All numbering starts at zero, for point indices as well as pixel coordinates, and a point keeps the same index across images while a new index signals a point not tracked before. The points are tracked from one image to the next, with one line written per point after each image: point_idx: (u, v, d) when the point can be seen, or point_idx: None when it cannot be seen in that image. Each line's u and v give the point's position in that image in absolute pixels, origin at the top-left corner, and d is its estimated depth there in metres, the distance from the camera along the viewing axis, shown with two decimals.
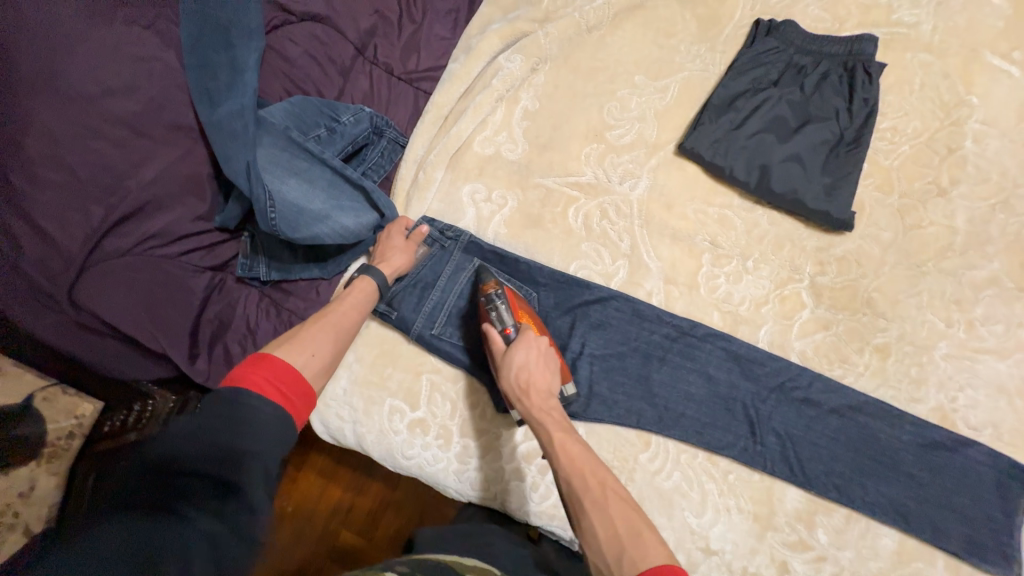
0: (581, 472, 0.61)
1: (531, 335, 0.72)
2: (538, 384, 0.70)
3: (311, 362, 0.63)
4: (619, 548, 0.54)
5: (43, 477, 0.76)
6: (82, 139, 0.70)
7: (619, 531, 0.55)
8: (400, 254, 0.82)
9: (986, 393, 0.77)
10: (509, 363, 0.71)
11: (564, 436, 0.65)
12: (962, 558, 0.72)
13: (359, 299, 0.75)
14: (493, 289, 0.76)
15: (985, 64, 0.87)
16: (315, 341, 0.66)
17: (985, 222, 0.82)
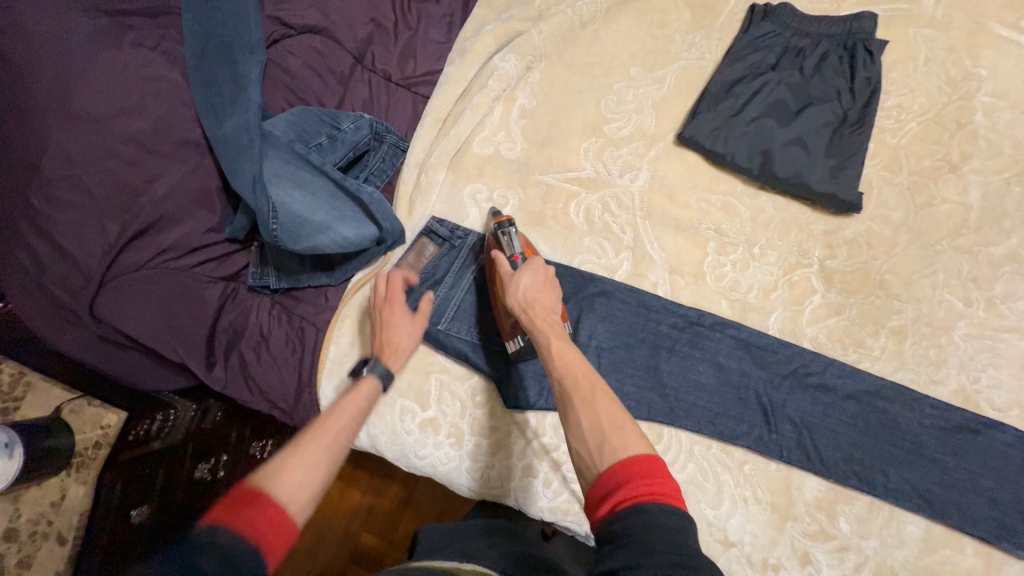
0: (573, 373, 0.57)
1: (538, 258, 0.71)
2: (543, 301, 0.66)
3: (297, 497, 0.46)
4: (600, 441, 0.51)
5: (73, 486, 0.78)
6: (96, 159, 0.73)
7: (604, 431, 0.51)
8: (407, 334, 0.69)
9: (1010, 373, 0.75)
10: (514, 282, 0.67)
11: (562, 342, 0.60)
12: (993, 543, 0.70)
13: (363, 398, 0.59)
14: (505, 220, 0.76)
15: (992, 34, 0.84)
16: (308, 457, 0.50)
17: (1000, 196, 0.80)
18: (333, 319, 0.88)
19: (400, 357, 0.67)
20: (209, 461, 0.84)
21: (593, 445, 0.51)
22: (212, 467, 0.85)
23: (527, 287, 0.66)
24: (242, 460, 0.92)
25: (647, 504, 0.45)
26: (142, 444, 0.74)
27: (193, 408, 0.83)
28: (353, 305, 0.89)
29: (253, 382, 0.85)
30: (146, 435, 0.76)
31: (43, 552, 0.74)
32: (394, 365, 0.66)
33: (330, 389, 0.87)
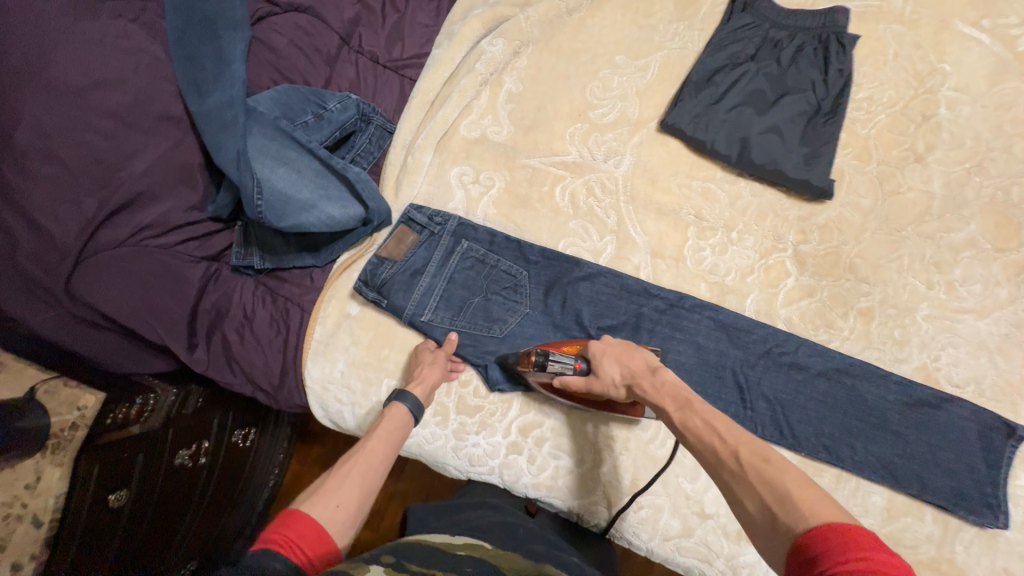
0: (714, 440, 0.55)
1: (594, 347, 0.73)
2: (634, 367, 0.69)
3: (335, 518, 0.54)
4: (769, 515, 0.48)
5: (48, 470, 0.63)
6: (73, 130, 0.71)
7: (773, 509, 0.48)
8: (431, 368, 0.78)
9: (967, 351, 0.79)
10: (607, 384, 0.70)
11: (684, 409, 0.60)
12: (949, 511, 0.74)
13: (391, 428, 0.67)
14: (535, 357, 0.72)
15: (955, 32, 0.89)
16: (341, 488, 0.57)
17: (961, 186, 0.84)
18: (318, 299, 0.88)
19: (424, 387, 0.76)
20: (190, 448, 0.81)
21: (767, 520, 0.48)
22: (193, 454, 0.81)
23: (618, 374, 0.70)
24: (222, 448, 0.89)
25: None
26: (119, 429, 0.69)
27: (174, 392, 0.80)
28: (339, 286, 0.89)
29: (236, 364, 0.84)
30: (126, 419, 0.70)
31: (16, 535, 0.59)
32: (420, 395, 0.74)
33: (315, 369, 0.87)
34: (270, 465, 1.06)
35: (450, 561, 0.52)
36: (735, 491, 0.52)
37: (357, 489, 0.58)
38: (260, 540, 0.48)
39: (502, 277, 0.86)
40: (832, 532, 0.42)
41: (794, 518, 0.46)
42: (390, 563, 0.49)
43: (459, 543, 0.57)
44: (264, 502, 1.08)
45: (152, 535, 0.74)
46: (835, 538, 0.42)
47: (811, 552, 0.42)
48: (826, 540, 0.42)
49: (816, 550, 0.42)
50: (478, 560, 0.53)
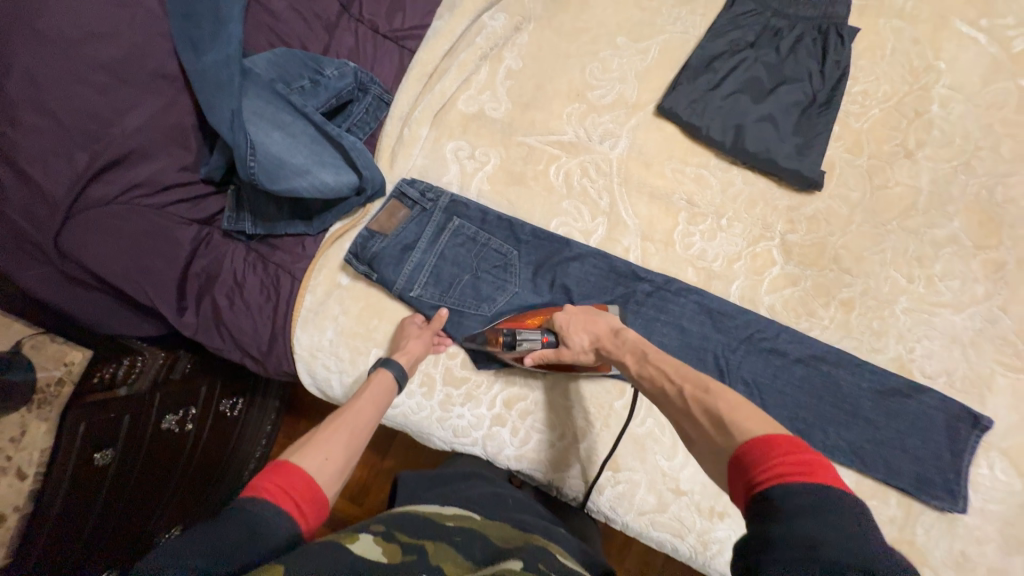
0: (664, 381, 0.62)
1: (558, 319, 0.76)
2: (599, 329, 0.73)
3: (324, 469, 0.56)
4: (708, 440, 0.53)
5: (34, 425, 0.60)
6: (63, 82, 0.70)
7: (711, 433, 0.53)
8: (415, 341, 0.80)
9: (941, 343, 0.81)
10: (577, 351, 0.74)
11: (641, 360, 0.66)
12: (913, 495, 0.77)
13: (377, 392, 0.70)
14: (503, 337, 0.78)
15: (953, 30, 0.89)
16: (330, 443, 0.59)
17: (948, 183, 0.85)
18: (309, 268, 0.88)
19: (411, 359, 0.77)
20: (177, 413, 0.81)
21: (708, 443, 0.53)
22: (179, 419, 0.81)
23: (586, 339, 0.73)
24: (209, 416, 0.89)
25: (793, 483, 0.43)
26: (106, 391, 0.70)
27: (162, 357, 0.81)
28: (330, 255, 0.90)
29: (225, 329, 0.84)
30: (111, 381, 0.71)
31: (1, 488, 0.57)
32: (406, 364, 0.76)
33: (304, 337, 0.87)
34: (257, 437, 1.07)
35: (440, 530, 0.53)
36: (684, 425, 0.57)
37: (344, 444, 0.60)
38: (251, 487, 0.50)
39: (492, 254, 0.87)
40: (766, 443, 0.47)
41: (730, 438, 0.51)
42: (380, 532, 0.50)
43: (448, 513, 0.58)
44: (251, 471, 1.09)
45: (138, 496, 0.75)
46: (767, 448, 0.47)
47: (747, 462, 0.47)
48: (759, 451, 0.47)
49: (752, 459, 0.47)
50: (467, 530, 0.54)
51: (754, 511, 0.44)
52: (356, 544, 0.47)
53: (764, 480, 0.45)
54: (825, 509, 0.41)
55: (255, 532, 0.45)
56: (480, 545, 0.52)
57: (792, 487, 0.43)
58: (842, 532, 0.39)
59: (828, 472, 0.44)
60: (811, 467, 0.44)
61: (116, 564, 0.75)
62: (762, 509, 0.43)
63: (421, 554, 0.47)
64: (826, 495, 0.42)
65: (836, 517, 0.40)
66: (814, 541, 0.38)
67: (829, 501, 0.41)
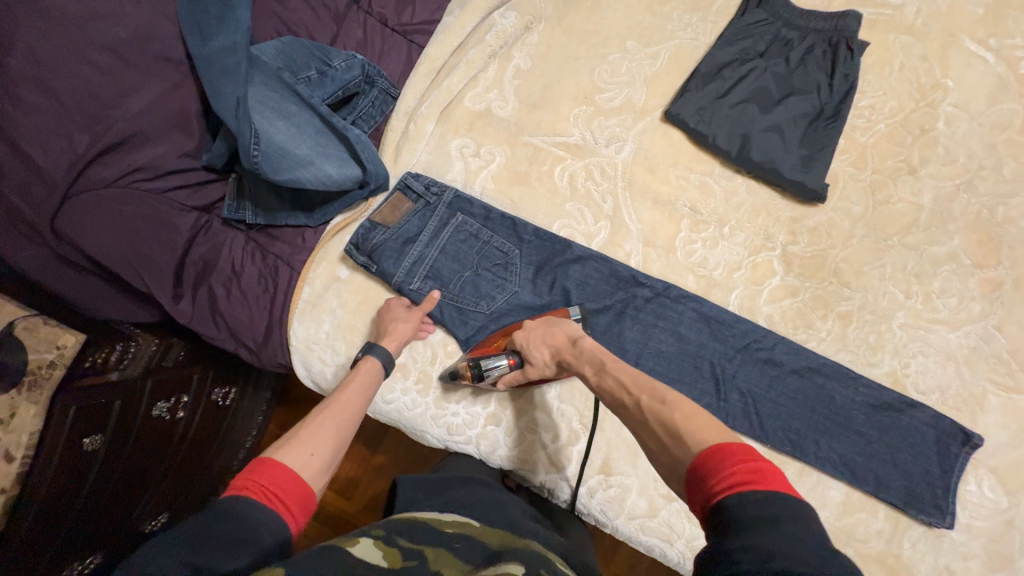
0: (623, 394, 0.61)
1: (519, 338, 0.76)
2: (558, 341, 0.73)
3: (310, 465, 0.56)
4: (666, 451, 0.53)
5: (23, 407, 0.59)
6: (66, 61, 0.69)
7: (670, 445, 0.53)
8: (403, 323, 0.79)
9: (935, 360, 0.82)
10: (541, 366, 0.75)
11: (600, 371, 0.66)
12: (901, 509, 0.77)
13: (364, 381, 0.70)
14: (470, 369, 0.76)
15: (962, 48, 0.90)
16: (316, 437, 0.59)
17: (949, 201, 0.86)
18: (309, 260, 0.87)
19: (397, 342, 0.77)
20: (169, 401, 0.80)
21: (667, 455, 0.53)
22: (171, 407, 0.81)
23: (547, 353, 0.74)
24: (201, 404, 0.89)
25: (745, 491, 0.44)
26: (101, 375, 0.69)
27: (155, 344, 0.80)
28: (330, 248, 0.89)
29: (221, 318, 0.83)
30: (103, 365, 0.70)
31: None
32: (392, 349, 0.76)
33: (301, 329, 0.87)
34: (248, 427, 1.06)
35: (439, 537, 0.53)
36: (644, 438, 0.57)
37: (331, 438, 0.60)
38: (233, 487, 0.50)
39: (494, 252, 0.87)
40: (721, 453, 0.48)
41: (686, 449, 0.51)
42: (379, 536, 0.51)
43: (447, 519, 0.58)
44: (240, 462, 1.08)
45: (127, 481, 0.75)
46: (720, 458, 0.47)
47: (702, 473, 0.48)
48: (712, 462, 0.47)
49: (708, 472, 0.47)
50: (467, 537, 0.54)
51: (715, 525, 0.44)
52: (357, 547, 0.48)
53: (717, 492, 0.45)
54: (776, 516, 0.41)
55: (244, 524, 0.45)
56: (480, 550, 0.52)
57: (743, 496, 0.43)
58: (796, 541, 0.39)
59: (778, 476, 0.45)
60: (761, 474, 0.45)
61: (101, 550, 0.75)
62: (719, 522, 0.43)
63: (422, 560, 0.47)
64: (776, 500, 0.42)
65: (788, 524, 0.41)
66: (769, 552, 0.38)
67: (781, 507, 0.42)
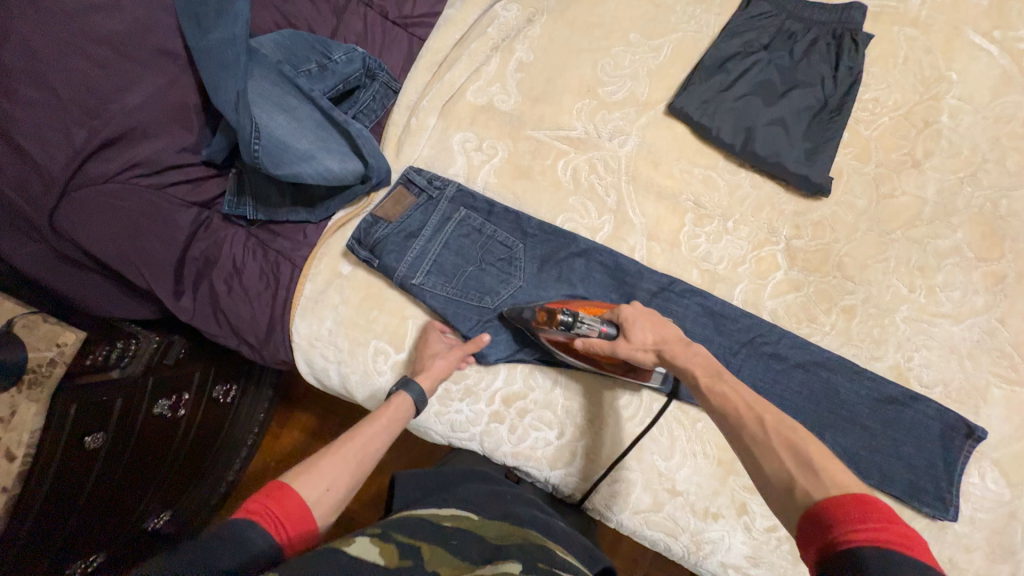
0: (741, 406, 0.57)
1: (625, 312, 0.73)
2: (665, 334, 0.70)
3: (323, 501, 0.55)
4: (789, 478, 0.49)
5: (24, 406, 0.58)
6: (61, 54, 0.68)
7: (794, 474, 0.49)
8: (441, 360, 0.78)
9: (939, 353, 0.82)
10: (635, 347, 0.70)
11: (713, 377, 0.61)
12: (904, 502, 0.78)
13: (392, 418, 0.68)
14: (563, 314, 0.72)
15: (966, 40, 0.89)
16: (337, 471, 0.58)
17: (953, 194, 0.86)
18: (310, 256, 0.87)
19: (433, 379, 0.76)
20: (170, 399, 0.79)
21: (785, 484, 0.49)
22: (172, 405, 0.80)
23: (649, 338, 0.70)
24: (203, 402, 0.88)
25: (891, 553, 0.40)
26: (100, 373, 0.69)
27: (156, 342, 0.79)
28: (332, 244, 0.88)
29: (222, 315, 0.83)
30: (103, 363, 0.70)
31: None
32: (427, 387, 0.75)
33: (303, 326, 0.86)
34: (250, 424, 1.05)
35: (438, 533, 0.52)
36: (757, 456, 0.53)
37: (349, 474, 0.59)
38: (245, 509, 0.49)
39: (497, 247, 0.86)
40: (868, 505, 0.43)
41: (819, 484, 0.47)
42: (376, 534, 0.50)
43: (446, 514, 0.57)
44: (243, 460, 1.07)
45: (128, 480, 0.74)
46: (866, 510, 0.43)
47: (832, 516, 0.44)
48: (853, 509, 0.43)
49: (846, 515, 0.43)
50: (464, 533, 0.54)
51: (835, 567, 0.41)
52: (352, 547, 0.47)
53: (853, 540, 0.42)
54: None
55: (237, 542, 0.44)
56: (478, 546, 0.51)
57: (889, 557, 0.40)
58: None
59: (923, 549, 0.42)
60: (907, 541, 0.41)
61: (103, 550, 0.75)
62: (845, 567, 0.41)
63: (418, 559, 0.47)
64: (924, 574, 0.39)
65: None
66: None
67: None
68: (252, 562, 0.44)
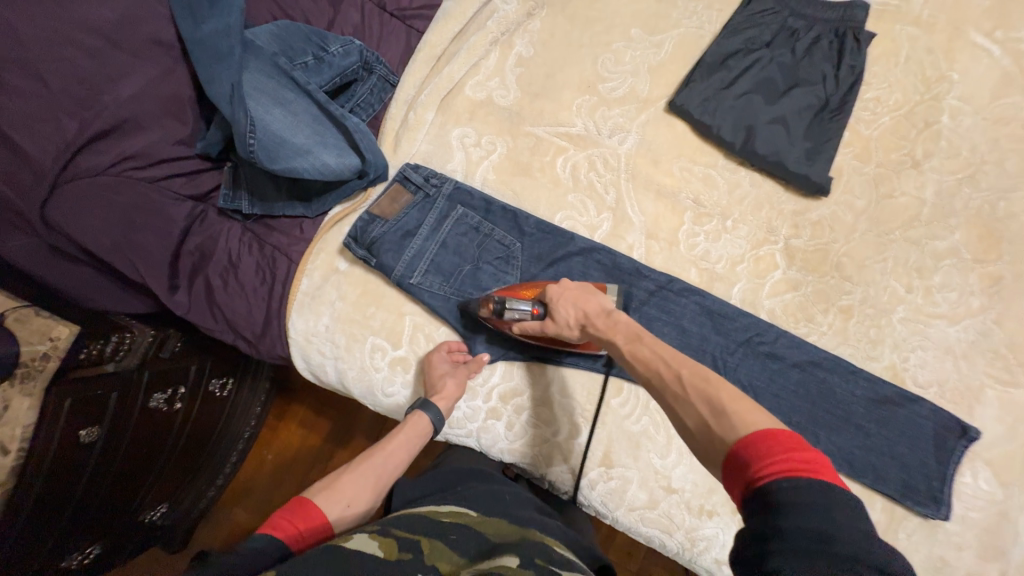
0: (659, 365, 0.60)
1: (550, 292, 0.75)
2: (590, 306, 0.72)
3: (345, 515, 0.61)
4: (705, 429, 0.52)
5: (17, 400, 0.58)
6: (53, 44, 0.67)
7: (709, 421, 0.52)
8: (451, 381, 0.78)
9: (935, 354, 0.82)
10: (562, 326, 0.73)
11: (634, 342, 0.65)
12: (897, 501, 0.78)
13: (408, 437, 0.72)
14: (493, 304, 0.76)
15: (968, 40, 0.89)
16: (355, 488, 0.64)
17: (952, 196, 0.85)
18: (307, 251, 0.86)
19: (448, 401, 0.77)
20: (165, 392, 0.78)
21: (705, 432, 0.52)
22: (167, 398, 0.79)
23: (573, 314, 0.72)
24: (199, 395, 0.87)
25: (800, 478, 0.43)
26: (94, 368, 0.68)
27: (151, 335, 0.78)
28: (329, 240, 0.87)
29: (218, 310, 0.82)
30: (98, 357, 0.69)
31: None
32: (444, 408, 0.77)
33: (299, 321, 0.85)
34: (246, 418, 1.04)
35: (437, 528, 0.53)
36: (673, 406, 0.56)
37: (368, 491, 0.65)
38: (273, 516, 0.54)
39: (494, 246, 0.86)
40: (773, 438, 0.46)
41: (731, 428, 0.50)
42: (375, 530, 0.51)
43: (444, 511, 0.58)
44: (240, 453, 1.06)
45: (124, 475, 0.73)
46: (772, 442, 0.46)
47: (747, 456, 0.47)
48: (764, 444, 0.46)
49: (759, 453, 0.46)
50: (463, 527, 0.54)
51: (756, 504, 0.44)
52: (350, 542, 0.48)
53: (768, 475, 0.44)
54: (833, 506, 0.41)
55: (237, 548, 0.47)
56: (477, 541, 0.52)
57: (798, 482, 0.42)
58: (850, 530, 0.40)
59: (827, 469, 0.45)
60: (815, 464, 0.44)
61: (99, 542, 0.75)
62: (764, 502, 0.43)
63: (417, 552, 0.47)
64: (830, 492, 0.42)
65: (841, 515, 0.41)
66: (825, 536, 0.39)
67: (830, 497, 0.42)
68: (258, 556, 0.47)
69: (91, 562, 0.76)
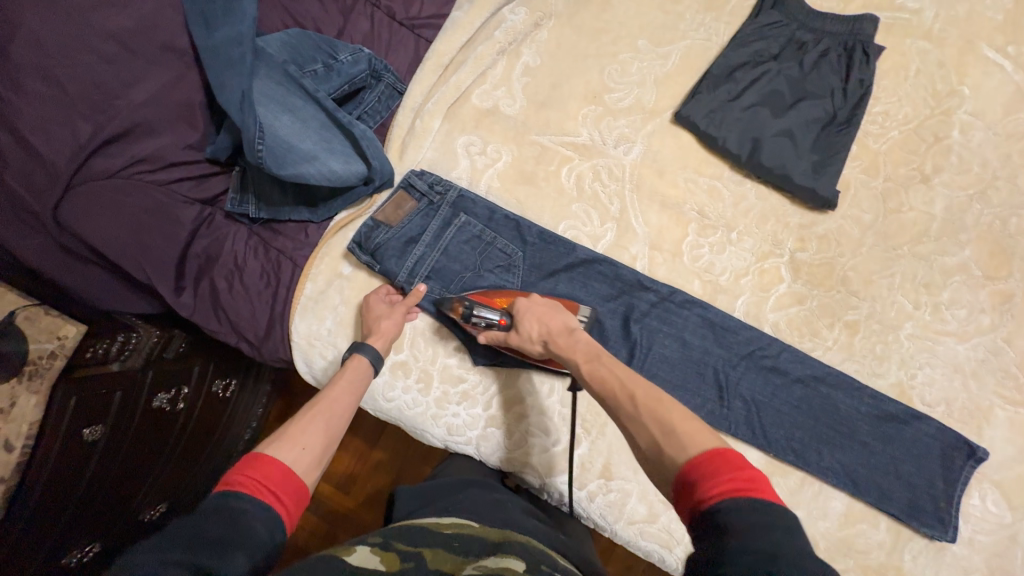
0: (614, 385, 0.61)
1: (519, 304, 0.76)
2: (554, 323, 0.73)
3: (301, 459, 0.55)
4: (656, 449, 0.52)
5: (23, 397, 0.59)
6: (68, 49, 0.68)
7: (659, 442, 0.52)
8: (389, 319, 0.79)
9: (943, 372, 0.81)
10: (525, 339, 0.73)
11: (592, 362, 0.66)
12: (902, 521, 0.77)
13: (352, 378, 0.70)
14: (462, 308, 0.77)
15: (980, 55, 0.88)
16: (307, 432, 0.58)
17: (961, 211, 0.84)
18: (312, 255, 0.87)
19: (384, 339, 0.77)
20: (169, 392, 0.79)
21: (654, 453, 0.52)
22: (171, 399, 0.80)
23: (536, 329, 0.73)
24: (201, 395, 0.88)
25: (739, 499, 0.43)
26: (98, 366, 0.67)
27: (156, 335, 0.79)
28: (333, 245, 0.89)
29: (223, 312, 0.83)
30: (105, 356, 0.68)
31: None
32: (380, 347, 0.76)
33: (302, 324, 0.86)
34: (248, 419, 1.05)
35: (437, 537, 0.53)
36: (628, 428, 0.57)
37: (322, 434, 0.59)
38: (225, 482, 0.49)
39: (497, 254, 0.86)
40: (716, 457, 0.47)
41: (678, 449, 0.50)
42: (377, 543, 0.50)
43: (447, 521, 0.57)
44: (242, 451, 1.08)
45: (122, 476, 0.73)
46: (715, 464, 0.46)
47: (693, 479, 0.47)
48: (706, 466, 0.47)
49: (699, 476, 0.46)
50: (465, 535, 0.54)
51: (702, 527, 0.44)
52: (353, 556, 0.47)
53: (711, 497, 0.45)
54: (769, 524, 0.41)
55: (240, 523, 0.46)
56: (479, 545, 0.53)
57: (736, 504, 0.43)
58: (790, 547, 0.39)
59: (769, 486, 0.45)
60: (753, 483, 0.45)
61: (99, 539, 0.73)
62: (711, 525, 0.43)
63: (420, 561, 0.47)
64: (770, 510, 0.42)
65: (782, 535, 0.40)
66: (770, 556, 0.38)
67: (774, 516, 0.42)
68: (254, 538, 0.45)
69: (93, 562, 0.73)
